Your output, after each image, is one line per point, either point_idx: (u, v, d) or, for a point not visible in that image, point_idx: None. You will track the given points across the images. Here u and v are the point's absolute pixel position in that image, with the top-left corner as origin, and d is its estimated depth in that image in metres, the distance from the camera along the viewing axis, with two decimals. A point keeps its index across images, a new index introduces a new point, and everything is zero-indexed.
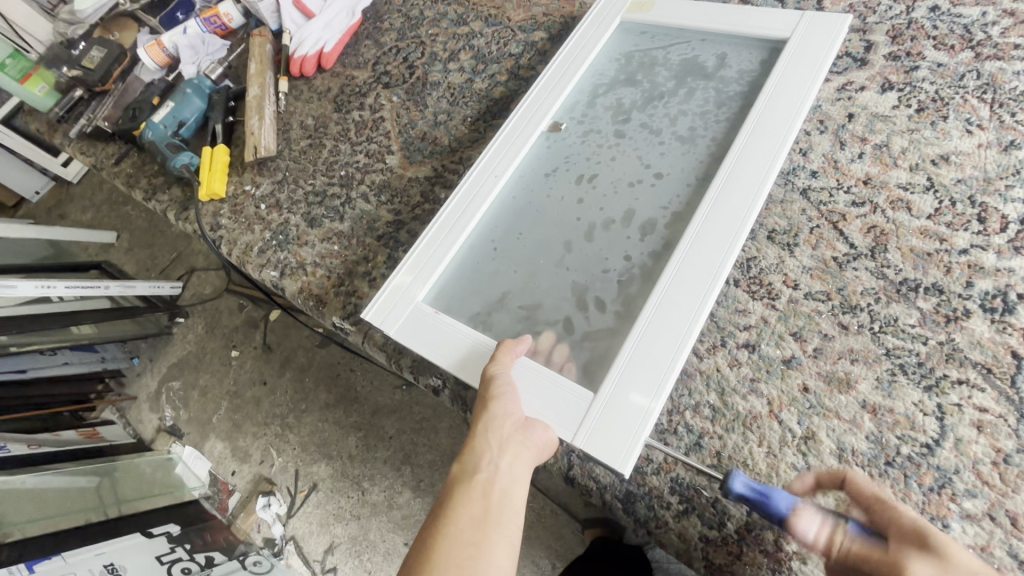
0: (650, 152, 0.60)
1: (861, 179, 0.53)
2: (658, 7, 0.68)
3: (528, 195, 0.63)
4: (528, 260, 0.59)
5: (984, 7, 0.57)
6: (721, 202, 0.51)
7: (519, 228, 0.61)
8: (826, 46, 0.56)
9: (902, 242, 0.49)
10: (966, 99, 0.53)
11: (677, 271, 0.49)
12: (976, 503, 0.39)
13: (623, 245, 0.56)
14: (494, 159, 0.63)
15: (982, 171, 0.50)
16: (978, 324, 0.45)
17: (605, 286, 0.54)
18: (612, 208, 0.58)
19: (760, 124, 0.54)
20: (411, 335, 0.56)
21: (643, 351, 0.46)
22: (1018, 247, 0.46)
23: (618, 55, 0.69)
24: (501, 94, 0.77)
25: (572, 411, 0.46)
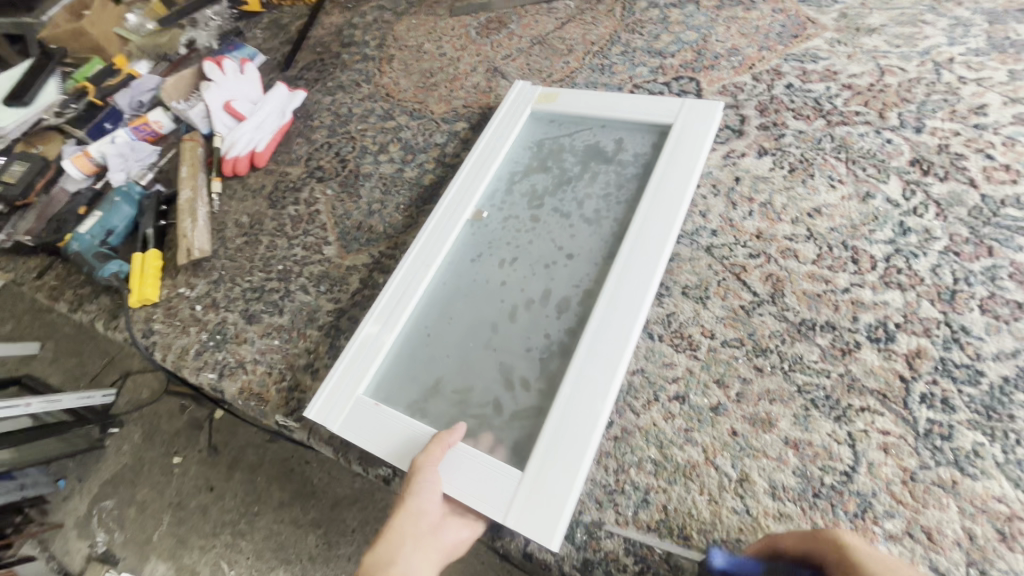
0: (562, 234, 0.66)
1: (754, 234, 0.60)
2: (561, 98, 0.77)
3: (456, 280, 0.66)
4: (456, 345, 0.61)
5: (827, 83, 0.68)
6: (623, 284, 0.57)
7: (449, 313, 0.64)
8: (702, 135, 0.66)
9: (796, 286, 0.55)
10: (826, 159, 0.62)
11: (589, 352, 0.54)
12: (896, 523, 0.43)
13: (543, 324, 0.59)
14: (422, 250, 0.67)
15: (849, 219, 0.57)
16: (869, 354, 0.50)
17: (528, 365, 0.57)
18: (531, 287, 0.63)
19: (652, 208, 0.62)
20: (353, 429, 0.57)
21: (564, 429, 0.51)
22: (887, 282, 0.53)
23: (531, 143, 0.76)
24: (430, 180, 0.81)
25: (501, 492, 0.50)
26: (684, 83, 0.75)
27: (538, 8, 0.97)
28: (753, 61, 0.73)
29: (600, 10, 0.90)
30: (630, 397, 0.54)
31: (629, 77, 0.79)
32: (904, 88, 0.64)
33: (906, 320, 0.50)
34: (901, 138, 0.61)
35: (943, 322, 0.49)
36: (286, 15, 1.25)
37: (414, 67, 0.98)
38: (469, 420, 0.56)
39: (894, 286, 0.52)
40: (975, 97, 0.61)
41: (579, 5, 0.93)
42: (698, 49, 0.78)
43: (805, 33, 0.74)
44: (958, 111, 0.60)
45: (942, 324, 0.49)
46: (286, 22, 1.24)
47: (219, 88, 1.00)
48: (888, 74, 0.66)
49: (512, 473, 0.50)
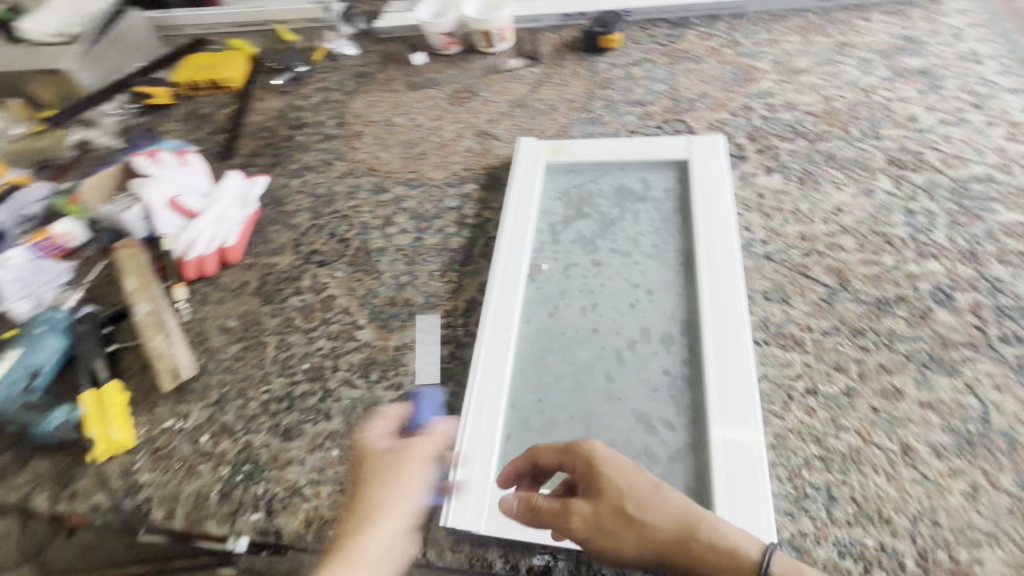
0: (631, 273, 0.67)
1: (798, 237, 0.67)
2: (571, 149, 0.81)
3: (543, 338, 0.64)
4: (573, 405, 0.58)
5: (792, 112, 0.82)
6: (719, 307, 0.60)
7: (551, 372, 0.61)
8: (721, 164, 0.73)
9: (856, 273, 0.63)
10: (823, 169, 0.73)
11: (719, 376, 0.55)
12: None
13: (655, 361, 0.59)
14: (497, 316, 0.64)
15: (867, 212, 0.68)
16: (944, 314, 0.58)
17: (660, 405, 0.56)
18: (626, 328, 0.62)
19: (710, 233, 0.67)
20: (504, 523, 0.51)
21: (733, 456, 0.51)
22: (924, 254, 0.63)
23: (558, 193, 0.78)
24: (459, 243, 0.77)
25: None
26: (674, 125, 0.84)
27: (501, 76, 1.02)
28: (724, 101, 0.86)
29: (566, 73, 0.98)
30: (767, 404, 0.55)
31: (621, 125, 0.87)
32: (851, 110, 0.80)
33: (954, 281, 0.60)
34: (871, 146, 0.74)
35: (980, 277, 0.60)
36: (203, 105, 1.14)
37: (390, 140, 0.95)
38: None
39: (930, 256, 0.62)
40: (905, 110, 0.77)
41: (543, 70, 1.00)
42: (672, 97, 0.88)
43: (754, 77, 0.88)
44: (899, 121, 0.76)
45: (981, 279, 0.60)
46: (208, 112, 1.13)
47: (162, 184, 0.87)
48: (834, 100, 0.81)
49: None
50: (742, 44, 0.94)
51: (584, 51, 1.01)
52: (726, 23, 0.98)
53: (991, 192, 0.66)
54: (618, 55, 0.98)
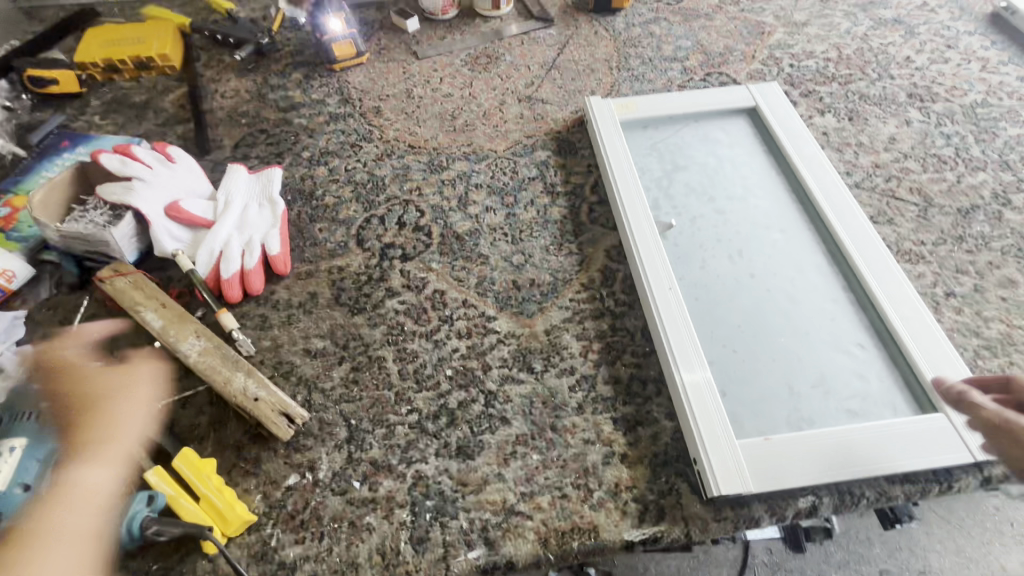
0: (755, 217, 0.69)
1: (873, 166, 0.75)
2: (640, 105, 0.79)
3: (706, 291, 0.63)
4: (767, 346, 0.58)
5: (813, 59, 0.89)
6: (855, 233, 0.65)
7: (731, 321, 0.60)
8: (789, 108, 0.78)
9: (933, 190, 0.72)
10: (863, 106, 0.82)
11: (887, 294, 0.60)
12: None
13: (820, 293, 0.63)
14: (658, 276, 0.62)
15: (915, 139, 0.77)
16: (1011, 214, 0.69)
17: (843, 330, 0.60)
18: (779, 268, 0.65)
19: (813, 169, 0.71)
20: (771, 475, 0.50)
21: (933, 359, 0.56)
22: (973, 168, 0.74)
23: (646, 151, 0.76)
24: (560, 213, 0.71)
25: (948, 438, 0.52)
26: (718, 77, 0.87)
27: (516, 39, 0.95)
28: (751, 54, 0.90)
29: (586, 33, 0.95)
30: None
31: (667, 80, 0.87)
32: (860, 55, 0.89)
33: (1005, 187, 0.71)
34: (890, 85, 0.85)
35: (1019, 181, 0.72)
36: (134, 91, 0.89)
37: (420, 113, 0.84)
38: (849, 403, 0.55)
39: (978, 169, 0.73)
40: (900, 53, 0.89)
41: (560, 32, 0.95)
42: (702, 52, 0.91)
43: (765, 30, 0.94)
44: (900, 62, 0.88)
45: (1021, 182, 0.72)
46: (144, 98, 0.88)
47: (154, 188, 0.66)
48: (841, 48, 0.91)
49: (939, 416, 0.53)
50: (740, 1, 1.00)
51: (594, 12, 0.98)
52: None
53: (993, 113, 0.80)
54: (629, 14, 0.98)
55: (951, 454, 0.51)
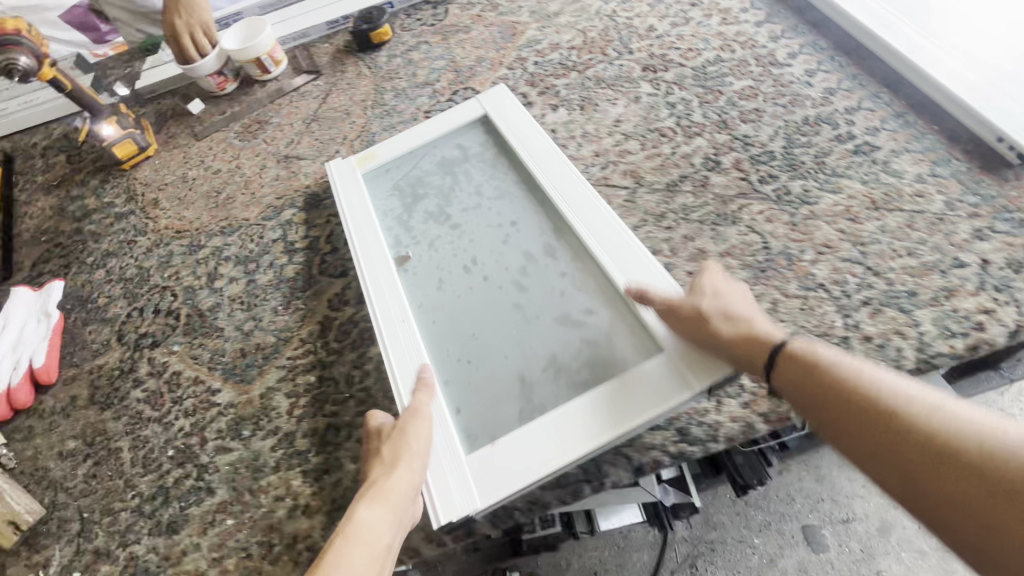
0: (488, 219, 0.71)
1: (594, 155, 0.74)
2: (380, 152, 0.80)
3: (444, 311, 0.64)
4: (499, 345, 0.60)
5: (558, 51, 0.89)
6: (571, 200, 0.65)
7: (468, 332, 0.62)
8: (509, 97, 0.79)
9: (646, 168, 0.71)
10: (596, 91, 0.81)
11: (606, 252, 0.60)
12: (810, 252, 0.59)
13: (551, 271, 0.63)
14: (388, 315, 0.63)
15: (640, 116, 0.76)
16: (717, 178, 0.68)
17: (571, 301, 0.60)
18: (510, 261, 0.66)
19: (531, 147, 0.72)
20: (496, 486, 0.50)
21: (647, 306, 0.55)
22: (690, 135, 0.72)
23: (393, 191, 0.78)
24: (294, 270, 0.75)
25: (664, 381, 0.51)
26: (463, 93, 0.88)
27: (288, 97, 0.99)
28: (499, 60, 0.91)
29: (350, 77, 0.97)
30: None
31: (416, 108, 0.89)
32: (605, 35, 0.88)
33: (717, 150, 0.70)
34: (627, 61, 0.83)
35: (734, 139, 0.70)
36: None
37: (191, 195, 0.89)
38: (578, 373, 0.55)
39: (695, 135, 0.72)
40: (644, 23, 0.88)
41: (327, 80, 0.98)
42: (453, 70, 0.92)
43: (518, 31, 0.94)
44: (643, 34, 0.86)
45: (734, 140, 0.70)
46: None
47: None
48: (588, 32, 0.90)
49: (649, 363, 0.52)
50: (500, 5, 1.00)
51: (360, 52, 1.01)
52: None
53: (723, 70, 0.78)
54: (392, 46, 1.00)
55: (675, 396, 0.49)
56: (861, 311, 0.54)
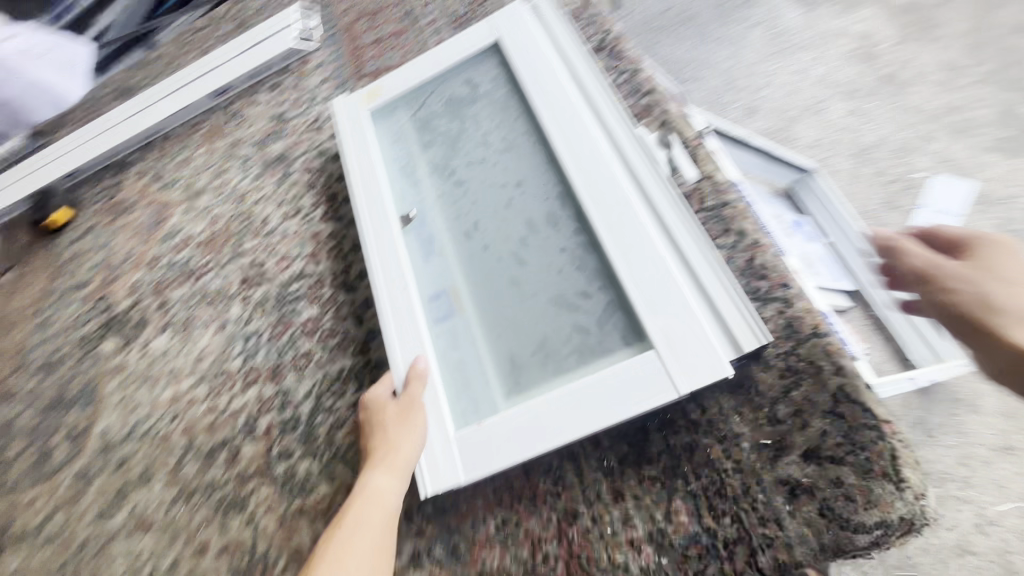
0: (514, 168, 0.63)
1: (169, 402, 0.73)
2: (383, 91, 0.75)
3: (437, 279, 0.61)
4: (495, 330, 0.56)
5: (187, 248, 0.85)
6: (600, 162, 0.57)
7: (454, 329, 0.58)
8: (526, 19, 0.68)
9: (200, 425, 0.70)
10: (198, 310, 0.79)
11: (628, 254, 0.52)
12: (281, 563, 0.58)
13: (554, 247, 0.57)
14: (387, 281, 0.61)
15: (218, 350, 0.74)
16: (247, 447, 0.66)
17: (568, 313, 0.53)
18: (534, 211, 0.60)
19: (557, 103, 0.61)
20: (478, 459, 0.51)
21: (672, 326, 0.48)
22: (247, 383, 0.70)
23: (392, 143, 0.73)
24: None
25: (573, 414, 0.49)
26: (100, 305, 0.87)
27: None
28: (141, 257, 0.89)
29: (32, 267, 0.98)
30: None
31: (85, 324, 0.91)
32: (227, 228, 0.84)
33: (260, 405, 0.68)
34: (231, 270, 0.80)
35: (276, 393, 0.67)
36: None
37: None
38: (567, 363, 0.52)
39: (250, 384, 0.70)
40: (262, 213, 0.82)
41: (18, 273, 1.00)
42: (105, 268, 0.91)
43: (167, 214, 0.91)
44: (257, 229, 0.81)
45: (276, 395, 0.67)
46: None
47: None
48: (215, 222, 0.85)
49: (601, 377, 0.50)
50: (162, 175, 0.96)
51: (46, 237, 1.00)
52: (158, 152, 0.99)
53: (300, 290, 0.73)
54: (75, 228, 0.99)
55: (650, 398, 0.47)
56: None
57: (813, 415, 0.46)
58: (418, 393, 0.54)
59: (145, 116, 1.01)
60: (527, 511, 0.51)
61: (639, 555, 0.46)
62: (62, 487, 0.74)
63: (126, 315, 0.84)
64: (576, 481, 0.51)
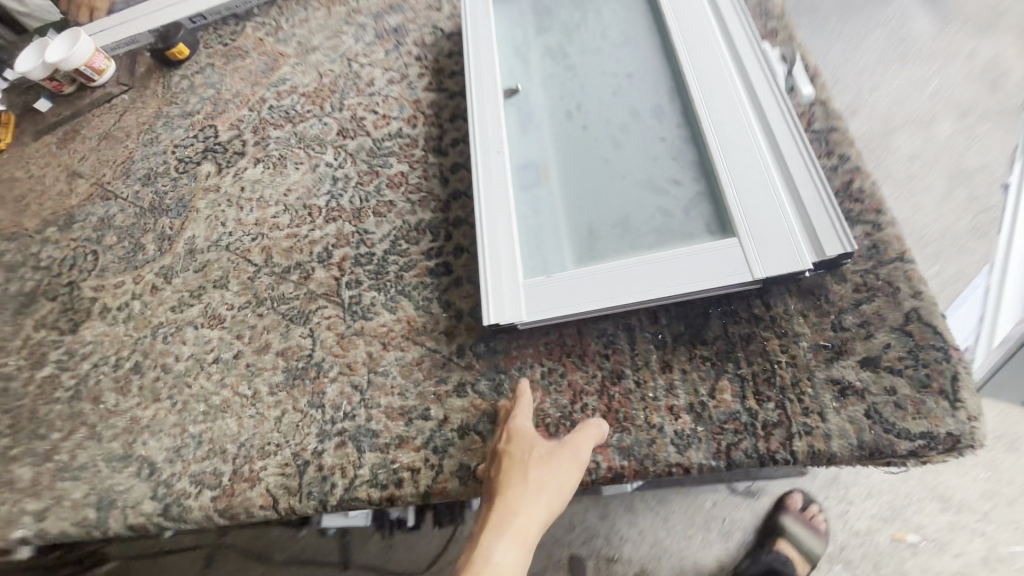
0: (627, 60, 0.65)
1: (253, 223, 0.79)
2: None
3: (532, 149, 0.64)
4: (580, 198, 0.59)
5: (292, 96, 0.90)
6: (715, 57, 0.57)
7: (540, 193, 0.61)
8: None
9: (278, 247, 0.75)
10: (294, 150, 0.84)
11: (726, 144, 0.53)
12: (334, 370, 0.63)
13: (652, 135, 0.59)
14: (484, 143, 0.64)
15: (306, 188, 0.79)
16: (320, 272, 0.71)
17: (655, 196, 0.56)
18: (638, 102, 0.61)
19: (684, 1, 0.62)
20: (544, 302, 0.53)
21: (756, 214, 0.49)
22: (329, 220, 0.75)
23: (513, 18, 0.74)
24: (54, 269, 0.89)
25: (644, 280, 0.51)
26: (204, 131, 0.94)
27: (99, 109, 1.09)
28: (249, 97, 0.94)
29: (146, 91, 1.06)
30: (186, 379, 0.70)
31: (171, 140, 0.96)
32: (333, 83, 0.88)
33: (338, 239, 0.72)
34: (331, 119, 0.84)
35: (355, 232, 0.72)
36: None
37: None
38: (643, 239, 0.54)
39: (332, 220, 0.74)
40: (368, 75, 0.86)
41: (132, 94, 1.08)
42: (213, 102, 0.97)
43: (278, 64, 0.96)
44: (360, 87, 0.85)
45: (355, 233, 0.72)
46: None
47: None
48: (324, 76, 0.90)
49: (679, 253, 0.51)
50: (281, 29, 1.00)
51: (164, 66, 1.07)
52: (279, 8, 1.04)
53: (393, 147, 0.77)
54: (188, 63, 1.05)
55: (724, 276, 0.49)
56: (330, 441, 0.59)
57: (880, 329, 0.47)
58: (585, 447, 0.47)
59: None
60: (574, 366, 0.54)
61: (676, 421, 0.49)
62: (148, 278, 0.81)
63: (227, 144, 0.90)
64: (627, 347, 0.53)
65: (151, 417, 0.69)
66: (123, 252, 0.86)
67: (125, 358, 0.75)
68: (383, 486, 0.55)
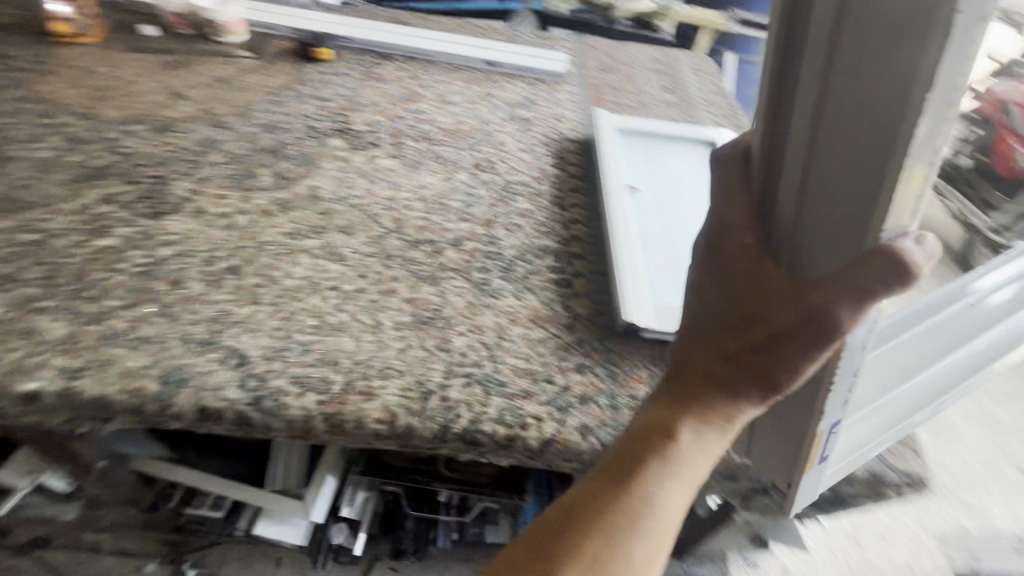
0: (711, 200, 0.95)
1: (385, 198, 0.89)
2: (633, 122, 1.09)
3: (648, 226, 0.87)
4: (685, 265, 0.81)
5: (430, 125, 1.08)
6: None
7: (657, 253, 0.82)
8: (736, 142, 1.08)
9: (409, 222, 0.85)
10: (428, 161, 0.99)
11: None
12: (462, 327, 0.71)
13: None
14: (617, 211, 0.87)
15: (439, 190, 0.93)
16: (451, 251, 0.82)
17: None
18: None
19: None
20: (668, 320, 0.72)
21: None
22: (461, 218, 0.88)
23: (629, 147, 1.04)
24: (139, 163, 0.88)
25: None
26: (337, 116, 1.06)
27: (217, 59, 1.16)
28: (386, 110, 1.10)
29: (276, 67, 1.17)
30: (295, 293, 0.72)
31: (301, 111, 1.06)
32: (469, 131, 1.08)
33: (470, 234, 0.85)
34: (467, 153, 1.02)
35: (486, 234, 0.86)
36: None
37: (82, 81, 1.03)
38: None
39: (463, 219, 0.88)
40: (501, 138, 1.08)
41: (258, 62, 1.17)
42: (349, 100, 1.10)
43: (417, 100, 1.15)
44: (493, 143, 1.06)
45: (486, 235, 0.85)
46: None
47: None
48: (460, 123, 1.10)
49: None
50: (421, 79, 1.21)
51: (300, 58, 1.21)
52: (420, 65, 1.27)
53: (523, 190, 0.96)
54: (326, 65, 1.20)
55: None
56: (456, 380, 0.65)
57: None
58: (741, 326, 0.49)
59: (426, 43, 1.30)
60: None
61: None
62: (261, 203, 0.84)
63: (361, 134, 1.02)
64: None
65: (248, 315, 0.69)
66: (231, 173, 0.89)
67: (222, 258, 0.75)
68: (508, 426, 0.62)
